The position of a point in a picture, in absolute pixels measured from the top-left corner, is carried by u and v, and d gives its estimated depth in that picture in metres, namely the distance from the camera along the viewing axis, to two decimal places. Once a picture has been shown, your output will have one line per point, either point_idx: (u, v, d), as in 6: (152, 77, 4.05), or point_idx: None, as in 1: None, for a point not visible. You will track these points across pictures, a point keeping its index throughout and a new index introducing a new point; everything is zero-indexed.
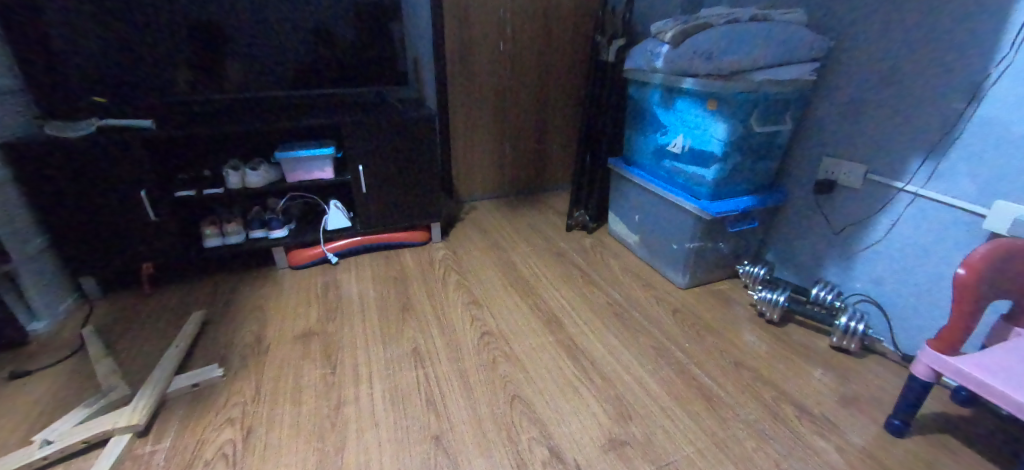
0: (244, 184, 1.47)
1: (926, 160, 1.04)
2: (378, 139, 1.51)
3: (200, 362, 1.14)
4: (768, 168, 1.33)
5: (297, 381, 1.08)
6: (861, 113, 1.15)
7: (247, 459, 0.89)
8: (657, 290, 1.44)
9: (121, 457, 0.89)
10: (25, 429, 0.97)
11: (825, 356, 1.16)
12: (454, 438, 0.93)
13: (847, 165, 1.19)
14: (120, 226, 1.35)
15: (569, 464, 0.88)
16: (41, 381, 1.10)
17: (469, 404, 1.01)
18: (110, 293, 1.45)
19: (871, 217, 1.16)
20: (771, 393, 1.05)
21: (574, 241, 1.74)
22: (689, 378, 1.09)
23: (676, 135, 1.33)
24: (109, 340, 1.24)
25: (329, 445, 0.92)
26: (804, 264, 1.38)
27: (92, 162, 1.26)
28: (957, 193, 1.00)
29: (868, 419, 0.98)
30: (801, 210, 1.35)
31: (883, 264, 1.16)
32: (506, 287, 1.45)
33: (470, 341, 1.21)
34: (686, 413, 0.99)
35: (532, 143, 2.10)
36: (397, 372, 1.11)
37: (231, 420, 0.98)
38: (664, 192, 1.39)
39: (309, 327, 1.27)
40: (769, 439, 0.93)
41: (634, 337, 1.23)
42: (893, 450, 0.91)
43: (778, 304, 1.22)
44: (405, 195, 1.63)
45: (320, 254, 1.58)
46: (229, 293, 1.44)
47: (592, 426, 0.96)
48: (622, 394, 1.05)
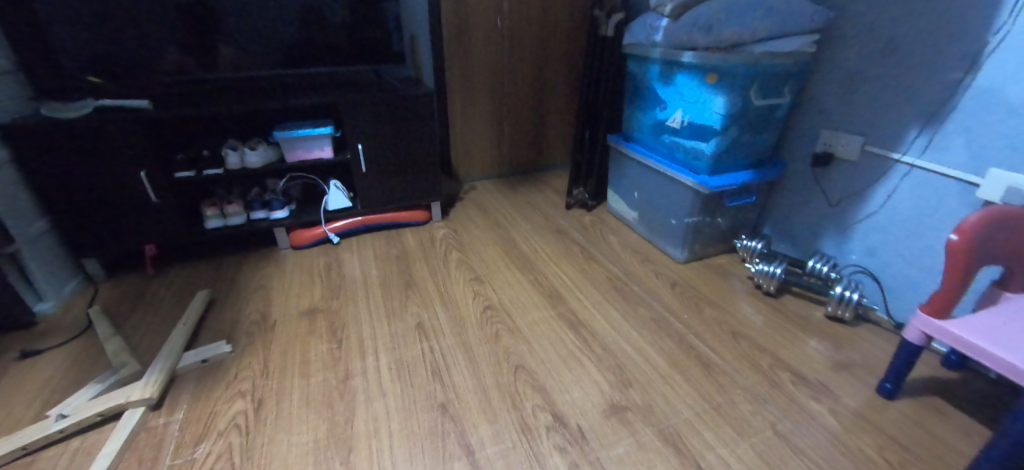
0: (243, 164, 1.46)
1: (923, 131, 1.05)
2: (376, 117, 1.50)
3: (208, 339, 1.16)
4: (766, 142, 1.34)
5: (305, 355, 1.10)
6: (861, 85, 1.15)
7: (260, 428, 0.92)
8: (657, 265, 1.46)
9: (136, 429, 0.92)
10: (39, 405, 0.99)
11: (821, 325, 1.19)
12: (461, 406, 0.96)
13: (845, 137, 1.20)
14: (121, 207, 1.36)
15: (572, 428, 0.91)
16: (50, 360, 1.12)
17: (474, 375, 1.04)
18: (114, 275, 1.46)
19: (868, 188, 1.18)
20: (768, 361, 1.08)
21: (573, 218, 1.76)
22: (687, 346, 1.12)
23: (676, 110, 1.33)
24: (116, 319, 1.25)
25: (338, 414, 0.95)
26: (801, 238, 1.40)
27: (94, 143, 1.26)
28: (952, 163, 1.01)
29: (860, 383, 1.02)
30: (798, 184, 1.36)
31: (879, 235, 1.18)
32: (508, 264, 1.47)
33: (473, 315, 1.23)
34: (685, 379, 1.03)
35: (530, 123, 2.10)
36: (402, 345, 1.13)
37: (241, 393, 1.00)
38: (664, 168, 1.40)
39: (314, 304, 1.29)
40: (765, 402, 0.97)
41: (634, 309, 1.25)
42: (885, 412, 0.94)
43: (775, 276, 1.25)
44: (405, 174, 1.63)
45: (321, 234, 1.58)
46: (233, 272, 1.45)
47: (594, 394, 0.99)
48: (622, 363, 1.07)
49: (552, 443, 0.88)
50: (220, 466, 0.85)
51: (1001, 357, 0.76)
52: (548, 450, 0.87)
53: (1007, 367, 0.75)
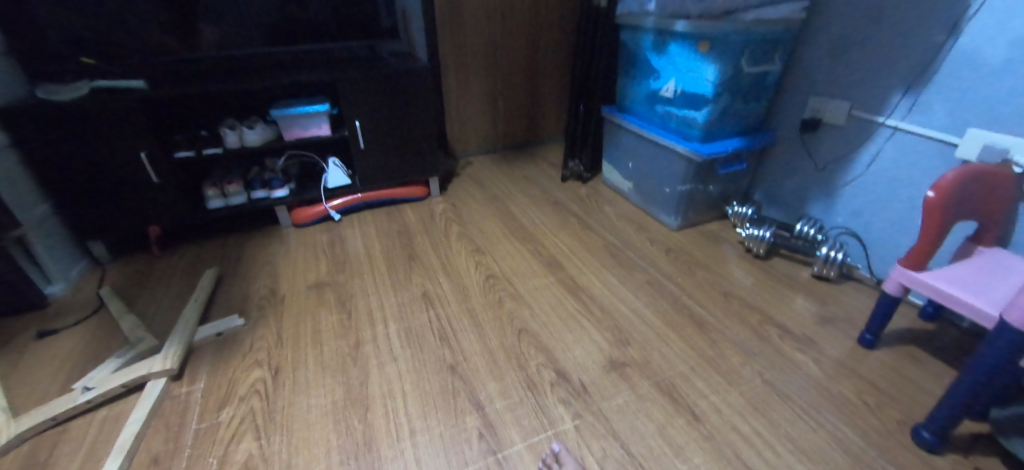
0: (242, 143, 1.47)
1: (906, 94, 1.09)
2: (372, 93, 1.51)
3: (219, 314, 1.20)
4: (756, 109, 1.38)
5: (316, 326, 1.15)
6: (848, 51, 1.18)
7: (279, 393, 0.97)
8: (651, 233, 1.51)
9: (160, 398, 0.96)
10: (62, 379, 1.03)
11: (808, 284, 1.25)
12: (469, 367, 1.01)
13: (832, 103, 1.24)
14: (123, 189, 1.37)
15: (575, 383, 0.97)
16: (68, 338, 1.15)
17: (480, 338, 1.09)
18: (120, 257, 1.48)
19: (853, 152, 1.22)
20: (757, 317, 1.14)
21: (569, 190, 1.79)
22: (681, 306, 1.18)
23: (668, 80, 1.36)
24: (127, 298, 1.28)
25: (352, 378, 1.00)
26: (789, 203, 1.45)
27: (94, 124, 1.26)
28: (933, 125, 1.05)
29: (842, 335, 1.08)
30: (787, 149, 1.41)
31: (864, 197, 1.23)
32: (507, 235, 1.51)
33: (476, 284, 1.28)
34: (679, 336, 1.09)
35: (524, 97, 2.11)
36: (410, 313, 1.18)
37: (258, 362, 1.05)
38: (657, 137, 1.43)
39: (321, 278, 1.33)
40: (754, 355, 1.03)
41: (630, 274, 1.31)
42: (866, 360, 1.01)
43: (764, 239, 1.31)
44: (403, 150, 1.65)
45: (322, 211, 1.60)
46: (238, 251, 1.48)
47: (593, 352, 1.05)
48: (620, 323, 1.13)
49: (557, 397, 0.94)
50: (245, 428, 0.90)
51: (974, 304, 0.82)
52: (553, 403, 0.93)
53: (979, 313, 0.81)
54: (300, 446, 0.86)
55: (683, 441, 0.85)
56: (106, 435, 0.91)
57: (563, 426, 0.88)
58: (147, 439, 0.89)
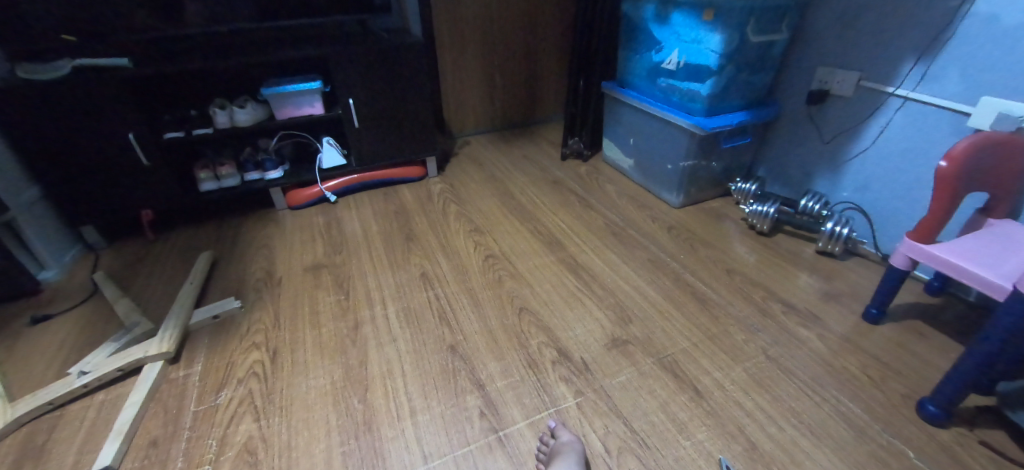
0: (233, 123, 1.43)
1: (918, 62, 1.05)
2: (365, 70, 1.47)
3: (216, 297, 1.18)
4: (761, 81, 1.34)
5: (314, 307, 1.13)
6: (858, 18, 1.14)
7: (277, 375, 0.96)
8: (653, 210, 1.48)
9: (157, 381, 0.95)
10: (58, 364, 1.02)
11: (812, 260, 1.24)
12: (469, 346, 1.00)
13: (840, 73, 1.20)
14: (112, 171, 1.34)
15: (576, 361, 0.96)
16: (63, 323, 1.14)
17: (480, 318, 1.08)
18: (114, 241, 1.46)
19: (861, 124, 1.19)
20: (761, 294, 1.13)
21: (569, 169, 1.76)
22: (684, 284, 1.17)
23: (671, 51, 1.31)
24: (122, 283, 1.26)
25: (351, 359, 0.99)
26: (794, 178, 1.42)
27: (80, 104, 1.23)
28: (945, 94, 1.02)
29: (847, 310, 1.07)
30: (793, 123, 1.37)
31: (870, 170, 1.20)
32: (506, 214, 1.48)
33: (476, 264, 1.26)
34: (681, 313, 1.07)
35: (522, 74, 2.06)
36: (408, 294, 1.16)
37: (255, 344, 1.03)
38: (660, 112, 1.39)
39: (318, 260, 1.31)
40: (757, 331, 1.02)
41: (632, 252, 1.29)
42: (870, 335, 1.00)
43: (768, 216, 1.28)
44: (399, 129, 1.61)
45: (318, 193, 1.57)
46: (233, 234, 1.46)
47: (596, 330, 1.03)
48: (622, 301, 1.11)
49: (558, 375, 0.93)
50: (243, 409, 0.89)
51: (984, 276, 0.81)
52: (554, 381, 0.92)
53: (989, 285, 0.79)
54: (299, 426, 0.85)
55: (686, 418, 0.84)
56: (104, 418, 0.90)
57: (564, 404, 0.87)
58: (146, 423, 0.88)
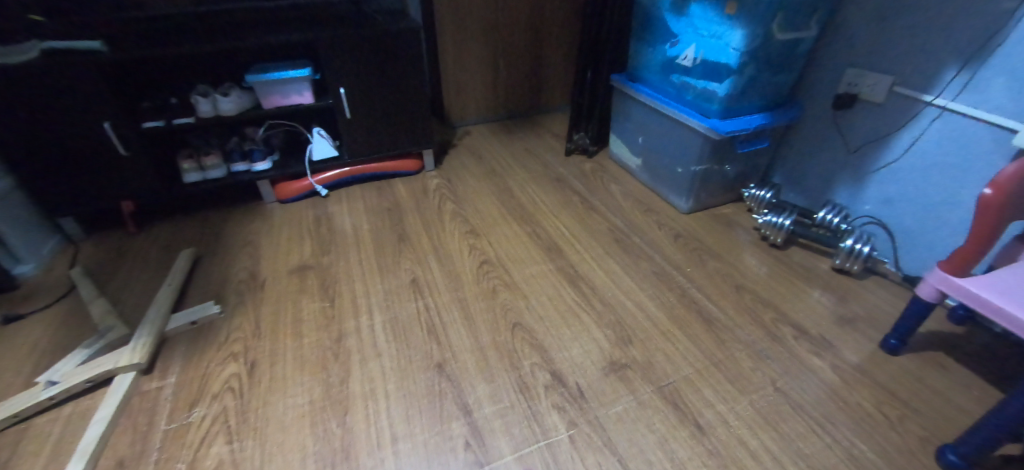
0: (216, 111, 1.35)
1: (962, 70, 0.95)
2: (358, 56, 1.37)
3: (195, 300, 1.13)
4: (784, 81, 1.24)
5: (297, 315, 1.07)
6: (897, 15, 1.03)
7: (254, 391, 0.90)
8: (659, 216, 1.40)
9: (128, 394, 0.90)
10: (28, 370, 0.97)
11: (826, 278, 1.16)
12: (458, 366, 0.94)
13: (872, 76, 1.10)
14: (89, 162, 1.27)
15: (571, 387, 0.90)
16: (37, 323, 1.09)
17: (471, 333, 1.02)
18: (95, 233, 1.40)
19: (891, 134, 1.10)
20: (771, 314, 1.06)
21: (573, 165, 1.67)
22: (689, 301, 1.10)
23: (688, 46, 1.21)
24: (100, 280, 1.21)
25: (333, 375, 0.93)
26: (812, 186, 1.33)
27: (49, 90, 1.15)
28: (991, 107, 0.92)
29: (864, 337, 1.00)
30: (815, 128, 1.28)
31: (898, 184, 1.11)
32: (504, 215, 1.41)
33: (469, 271, 1.19)
34: (685, 335, 1.01)
35: (527, 61, 1.95)
36: (397, 303, 1.10)
37: (233, 355, 0.98)
38: (672, 111, 1.30)
39: (304, 261, 1.24)
40: (766, 359, 0.95)
41: (635, 263, 1.22)
42: (888, 367, 0.93)
43: (783, 228, 1.20)
44: (394, 120, 1.53)
45: (308, 187, 1.50)
46: (218, 228, 1.39)
47: (593, 351, 0.97)
48: (623, 319, 1.05)
49: (550, 402, 0.87)
50: (217, 429, 0.84)
51: (998, 304, 0.74)
52: (546, 409, 0.86)
53: (1003, 315, 0.73)
54: (273, 452, 0.80)
55: (686, 457, 0.79)
56: (71, 434, 0.85)
57: (556, 436, 0.82)
58: (114, 440, 0.83)
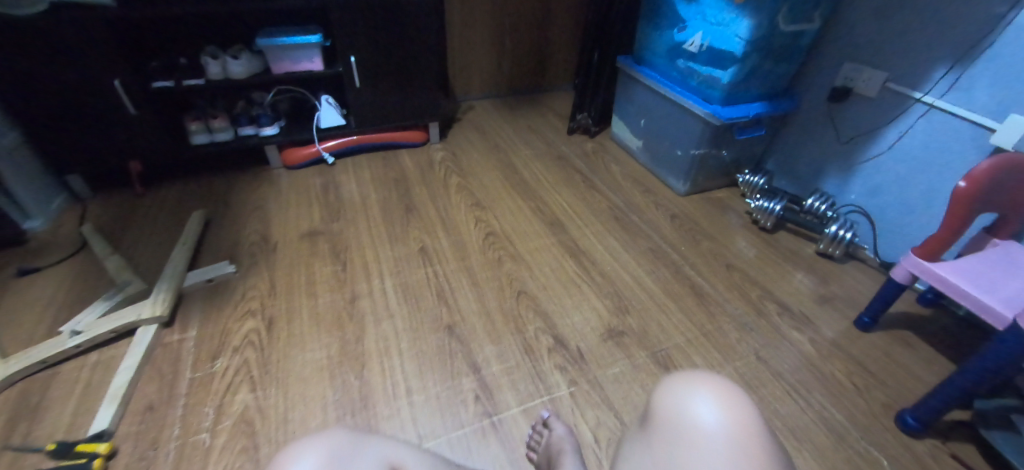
0: (226, 74, 1.36)
1: (951, 69, 1.01)
2: (369, 25, 1.38)
3: (209, 259, 1.16)
4: (784, 72, 1.29)
5: (311, 277, 1.12)
6: (895, 14, 1.08)
7: (274, 346, 0.95)
8: (657, 197, 1.46)
9: (151, 345, 0.94)
10: (49, 320, 1.00)
11: (810, 261, 1.24)
12: (467, 328, 1.00)
13: (867, 71, 1.16)
14: (97, 120, 1.27)
15: (572, 350, 0.97)
16: (52, 277, 1.11)
17: (478, 298, 1.07)
18: (101, 192, 1.41)
19: (881, 127, 1.16)
20: (757, 292, 1.14)
21: (575, 144, 1.72)
22: (682, 277, 1.17)
23: (695, 32, 1.25)
24: (112, 237, 1.23)
25: (348, 333, 0.98)
26: (803, 175, 1.41)
27: (57, 44, 1.14)
28: (973, 106, 0.99)
29: (840, 315, 1.09)
30: (810, 119, 1.34)
31: (882, 175, 1.19)
32: (509, 190, 1.46)
33: (476, 241, 1.24)
34: (678, 308, 1.08)
35: (533, 38, 1.96)
36: (407, 269, 1.15)
37: (251, 312, 1.02)
38: (676, 96, 1.35)
39: (315, 226, 1.28)
40: (751, 331, 1.03)
41: (633, 240, 1.28)
42: (860, 342, 1.02)
43: (773, 213, 1.27)
44: (402, 91, 1.54)
45: (315, 153, 1.52)
46: (226, 191, 1.41)
47: (592, 319, 1.04)
48: (620, 291, 1.12)
49: (553, 363, 0.94)
50: (240, 379, 0.89)
51: (961, 287, 0.84)
52: (549, 369, 0.93)
53: (973, 301, 0.82)
54: (294, 400, 0.86)
55: None
56: (98, 380, 0.89)
57: (558, 392, 0.89)
58: (141, 386, 0.88)
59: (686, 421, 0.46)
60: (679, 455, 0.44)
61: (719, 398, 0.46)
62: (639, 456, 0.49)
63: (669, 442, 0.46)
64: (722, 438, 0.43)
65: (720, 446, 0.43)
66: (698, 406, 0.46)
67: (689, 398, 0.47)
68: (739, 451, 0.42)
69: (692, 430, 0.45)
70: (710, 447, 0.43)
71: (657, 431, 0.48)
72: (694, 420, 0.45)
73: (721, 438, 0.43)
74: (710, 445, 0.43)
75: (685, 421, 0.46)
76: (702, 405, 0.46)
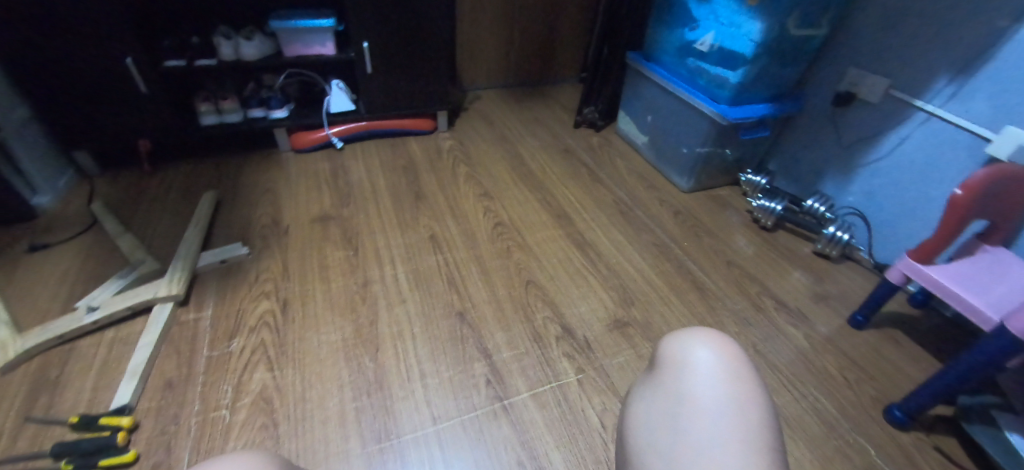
0: (238, 56, 1.36)
1: (952, 80, 1.04)
2: (383, 11, 1.38)
3: (222, 240, 1.17)
4: (790, 75, 1.32)
5: (323, 261, 1.14)
6: (901, 23, 1.11)
7: (288, 327, 0.97)
8: (661, 192, 1.49)
9: (168, 323, 0.96)
10: (64, 297, 1.01)
11: (807, 259, 1.29)
12: (477, 315, 1.03)
13: (871, 78, 1.19)
14: (108, 97, 1.27)
15: (580, 339, 1.00)
16: (64, 254, 1.12)
17: (488, 287, 1.10)
18: (108, 170, 1.41)
19: (882, 133, 1.20)
20: (756, 289, 1.18)
21: (581, 138, 1.74)
22: (685, 272, 1.21)
23: (706, 31, 1.27)
24: (122, 216, 1.24)
25: (362, 317, 1.01)
26: (803, 176, 1.45)
27: (68, 19, 1.13)
28: (971, 116, 1.03)
29: (835, 313, 1.13)
30: (813, 121, 1.38)
31: (880, 180, 1.23)
32: (516, 181, 1.48)
33: (484, 230, 1.27)
34: (681, 301, 1.12)
35: (542, 30, 1.97)
36: (417, 256, 1.17)
37: (265, 294, 1.04)
38: (684, 94, 1.37)
39: (325, 211, 1.29)
40: (750, 326, 1.08)
41: (638, 234, 1.31)
42: (852, 339, 1.07)
43: (774, 212, 1.32)
44: (412, 79, 1.55)
45: (324, 138, 1.53)
46: (236, 173, 1.42)
47: (598, 309, 1.08)
48: (625, 283, 1.15)
49: (561, 351, 0.98)
50: (257, 358, 0.91)
51: (953, 290, 0.88)
52: (557, 357, 0.96)
53: (965, 305, 0.86)
54: (311, 380, 0.88)
55: None
56: (116, 356, 0.91)
57: (566, 379, 0.92)
58: (159, 364, 0.89)
59: (688, 365, 0.45)
60: (686, 399, 0.43)
61: (710, 339, 0.46)
62: (642, 409, 0.47)
63: (674, 387, 0.44)
64: (723, 374, 0.43)
65: (723, 382, 0.43)
66: (697, 348, 0.45)
67: (685, 345, 0.46)
68: (739, 384, 0.43)
69: (695, 371, 0.44)
70: (715, 387, 0.43)
71: (659, 381, 0.46)
72: (697, 363, 0.45)
73: (723, 375, 0.43)
74: (715, 385, 0.43)
75: (686, 364, 0.45)
76: (701, 348, 0.45)
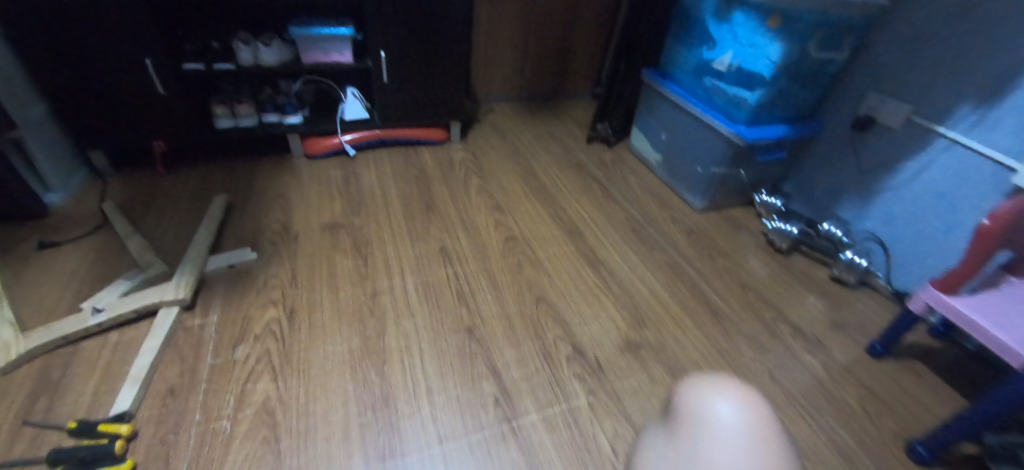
0: (257, 61, 1.37)
1: (976, 108, 1.03)
2: (402, 22, 1.39)
3: (231, 245, 1.16)
4: (809, 98, 1.31)
5: (332, 270, 1.12)
6: (924, 49, 1.11)
7: (294, 337, 0.95)
8: (675, 211, 1.48)
9: (173, 328, 0.94)
10: (70, 297, 1.00)
11: (823, 285, 1.26)
12: (487, 331, 1.01)
13: (892, 103, 1.18)
14: (125, 97, 1.27)
15: (591, 360, 0.98)
16: (72, 253, 1.11)
17: (498, 302, 1.08)
18: (121, 170, 1.41)
19: (902, 159, 1.18)
20: (772, 313, 1.15)
21: (594, 154, 1.73)
22: (698, 293, 1.18)
23: (725, 51, 1.26)
24: (132, 217, 1.23)
25: (369, 329, 0.99)
26: (820, 199, 1.43)
27: (91, 20, 1.14)
28: (995, 144, 1.01)
29: (853, 342, 1.10)
30: (831, 145, 1.36)
31: (900, 206, 1.21)
32: (528, 195, 1.46)
33: (496, 244, 1.25)
34: (695, 324, 1.09)
35: (557, 45, 1.97)
36: (427, 268, 1.15)
37: (272, 301, 1.02)
38: (701, 113, 1.36)
39: (336, 219, 1.28)
40: (766, 352, 1.05)
41: (651, 253, 1.29)
42: (872, 369, 1.04)
43: (790, 235, 1.32)
44: (428, 89, 1.55)
45: (337, 145, 1.53)
46: (248, 178, 1.42)
47: (610, 330, 1.05)
48: (638, 303, 1.13)
49: (572, 372, 0.95)
50: (261, 368, 0.89)
51: (980, 323, 0.85)
52: (568, 378, 0.94)
53: (987, 336, 0.83)
54: (316, 392, 0.86)
55: None
56: (119, 360, 0.89)
57: (577, 402, 0.90)
58: (162, 370, 0.88)
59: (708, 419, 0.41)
60: (701, 455, 0.39)
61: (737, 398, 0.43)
62: (651, 458, 0.43)
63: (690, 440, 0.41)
64: (743, 432, 0.40)
65: (745, 442, 0.39)
66: (720, 403, 0.42)
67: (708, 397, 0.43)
68: (763, 447, 0.39)
69: (715, 426, 0.41)
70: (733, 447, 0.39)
71: (672, 435, 0.43)
72: (718, 418, 0.41)
73: (747, 436, 0.40)
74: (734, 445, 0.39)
75: (705, 418, 0.42)
76: (719, 400, 0.42)
